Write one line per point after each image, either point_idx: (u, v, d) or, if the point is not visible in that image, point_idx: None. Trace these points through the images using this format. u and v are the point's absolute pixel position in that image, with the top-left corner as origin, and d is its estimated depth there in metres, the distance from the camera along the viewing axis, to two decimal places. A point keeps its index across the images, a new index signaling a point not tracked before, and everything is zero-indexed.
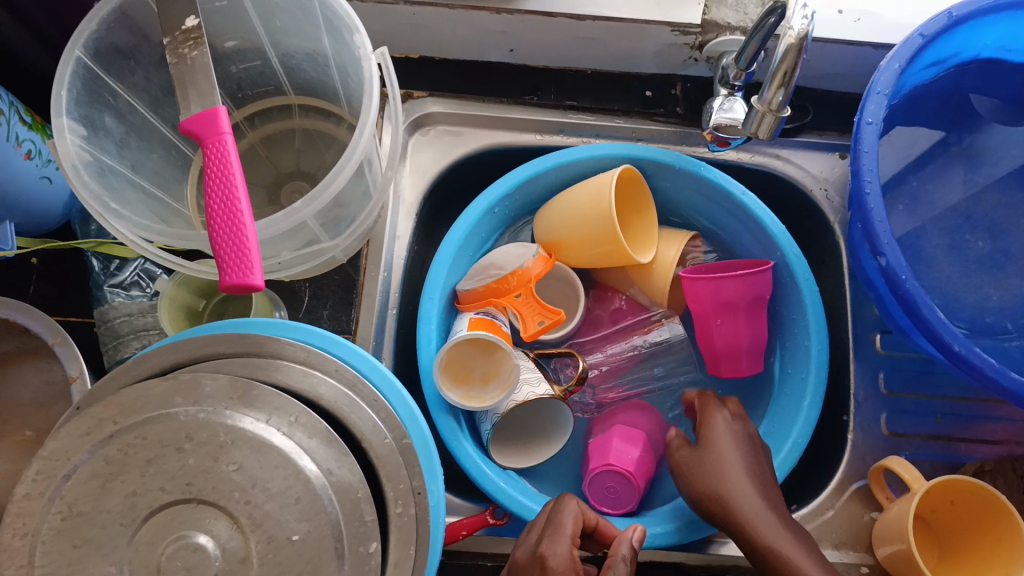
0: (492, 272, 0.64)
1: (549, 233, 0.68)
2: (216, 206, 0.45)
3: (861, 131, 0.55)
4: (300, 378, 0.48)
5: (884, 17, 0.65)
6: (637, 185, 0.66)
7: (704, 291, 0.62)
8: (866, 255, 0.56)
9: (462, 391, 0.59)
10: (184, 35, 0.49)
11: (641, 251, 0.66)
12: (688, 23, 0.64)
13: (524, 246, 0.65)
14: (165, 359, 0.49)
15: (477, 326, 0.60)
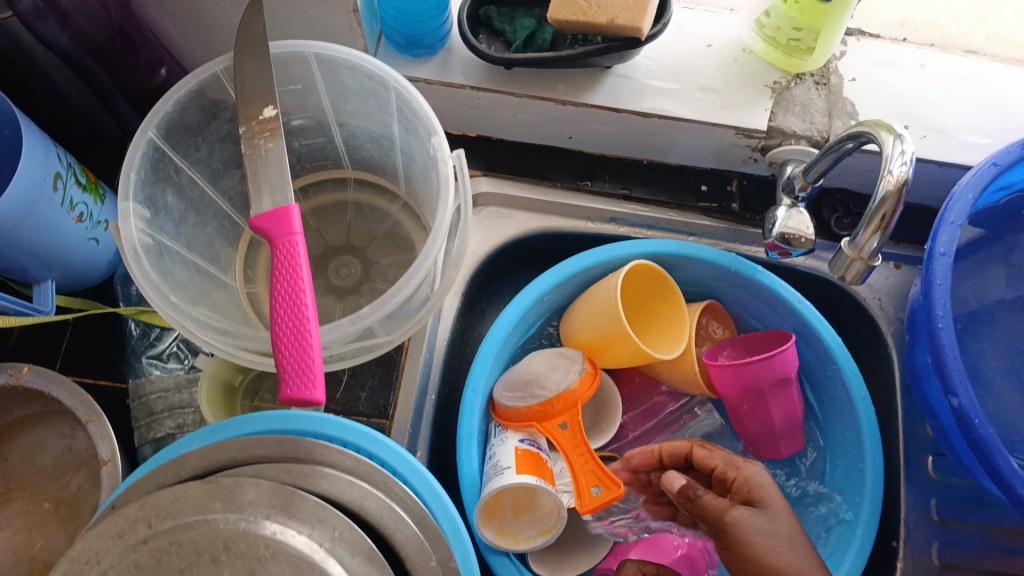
0: (536, 392, 0.60)
1: (586, 339, 0.64)
2: (281, 310, 0.44)
3: (934, 263, 0.55)
4: (344, 488, 0.46)
5: (954, 135, 0.64)
6: (656, 275, 0.64)
7: (729, 377, 0.61)
8: (937, 390, 0.56)
9: (496, 527, 0.57)
10: (262, 125, 0.49)
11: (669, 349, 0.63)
12: (754, 128, 0.63)
13: (568, 357, 0.63)
14: (206, 461, 0.47)
15: (522, 464, 0.56)
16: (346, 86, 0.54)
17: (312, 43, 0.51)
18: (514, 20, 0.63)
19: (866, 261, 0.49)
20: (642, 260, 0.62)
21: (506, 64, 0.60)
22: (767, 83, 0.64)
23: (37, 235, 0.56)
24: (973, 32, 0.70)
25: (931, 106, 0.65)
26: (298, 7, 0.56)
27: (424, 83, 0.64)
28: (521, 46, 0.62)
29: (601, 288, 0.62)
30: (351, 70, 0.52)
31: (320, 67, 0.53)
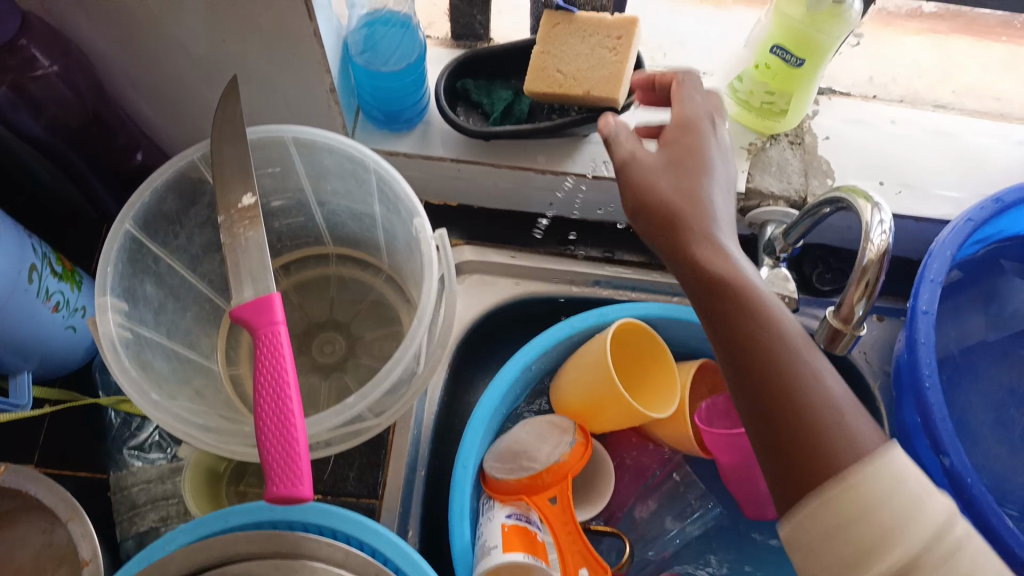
0: (525, 464, 0.59)
1: (577, 406, 0.63)
2: (266, 404, 0.43)
3: (917, 320, 0.55)
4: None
5: (927, 189, 0.65)
6: (646, 333, 0.62)
7: (723, 445, 0.59)
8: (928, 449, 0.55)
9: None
10: (241, 213, 0.48)
11: (662, 406, 0.60)
12: (732, 190, 0.64)
13: (558, 426, 0.61)
14: (192, 557, 0.46)
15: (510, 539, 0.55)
16: (325, 168, 0.54)
17: (291, 127, 0.50)
18: (492, 93, 0.63)
19: (853, 331, 0.47)
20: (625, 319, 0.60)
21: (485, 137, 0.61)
22: (743, 145, 0.65)
23: (13, 328, 0.54)
24: (940, 87, 0.72)
25: (903, 161, 0.66)
26: (275, 89, 0.56)
27: (404, 157, 0.64)
28: (499, 118, 0.62)
29: (590, 351, 0.61)
30: (330, 153, 0.52)
31: (298, 151, 0.53)
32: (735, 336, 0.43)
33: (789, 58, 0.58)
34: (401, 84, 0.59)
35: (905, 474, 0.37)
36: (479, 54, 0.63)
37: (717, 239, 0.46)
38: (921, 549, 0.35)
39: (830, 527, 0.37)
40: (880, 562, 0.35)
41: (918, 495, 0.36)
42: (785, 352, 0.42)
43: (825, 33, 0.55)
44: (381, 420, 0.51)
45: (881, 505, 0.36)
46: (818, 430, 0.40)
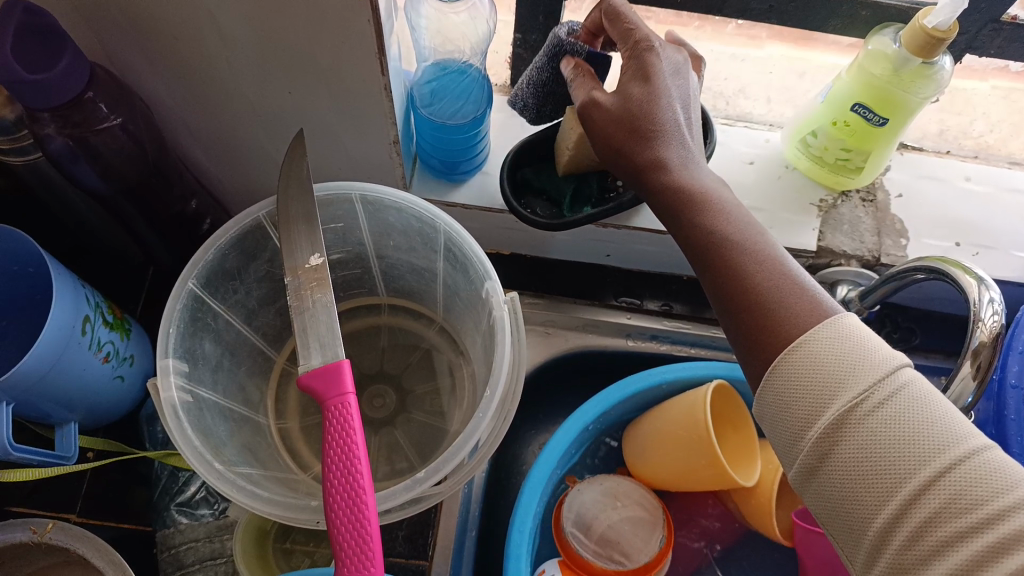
0: (613, 555, 0.61)
1: (654, 469, 0.63)
2: (335, 480, 0.41)
3: (1006, 394, 0.52)
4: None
5: (1005, 251, 0.63)
6: (732, 399, 0.62)
7: (813, 543, 0.58)
8: None
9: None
10: (308, 274, 0.47)
11: (742, 474, 0.60)
12: (803, 248, 0.62)
13: (651, 516, 0.62)
14: None
15: None
16: (391, 224, 0.53)
17: (358, 184, 0.49)
18: (554, 177, 0.61)
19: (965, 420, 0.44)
20: (723, 379, 0.60)
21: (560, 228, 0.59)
22: (813, 202, 0.63)
23: (64, 381, 0.52)
24: (1013, 142, 0.70)
25: (979, 221, 0.64)
26: (338, 139, 0.55)
27: (464, 208, 0.62)
28: (568, 201, 0.60)
29: (673, 412, 0.61)
30: (399, 211, 0.51)
31: (365, 208, 0.52)
32: (693, 247, 0.43)
33: (870, 116, 0.56)
34: (466, 137, 0.57)
35: (851, 342, 0.36)
36: (533, 140, 0.61)
37: (674, 140, 0.45)
38: (854, 404, 0.34)
39: (781, 405, 0.37)
40: (820, 418, 0.35)
41: (861, 350, 0.35)
42: (718, 238, 0.42)
43: (912, 93, 0.52)
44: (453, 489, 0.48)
45: (819, 361, 0.36)
46: (771, 291, 0.39)
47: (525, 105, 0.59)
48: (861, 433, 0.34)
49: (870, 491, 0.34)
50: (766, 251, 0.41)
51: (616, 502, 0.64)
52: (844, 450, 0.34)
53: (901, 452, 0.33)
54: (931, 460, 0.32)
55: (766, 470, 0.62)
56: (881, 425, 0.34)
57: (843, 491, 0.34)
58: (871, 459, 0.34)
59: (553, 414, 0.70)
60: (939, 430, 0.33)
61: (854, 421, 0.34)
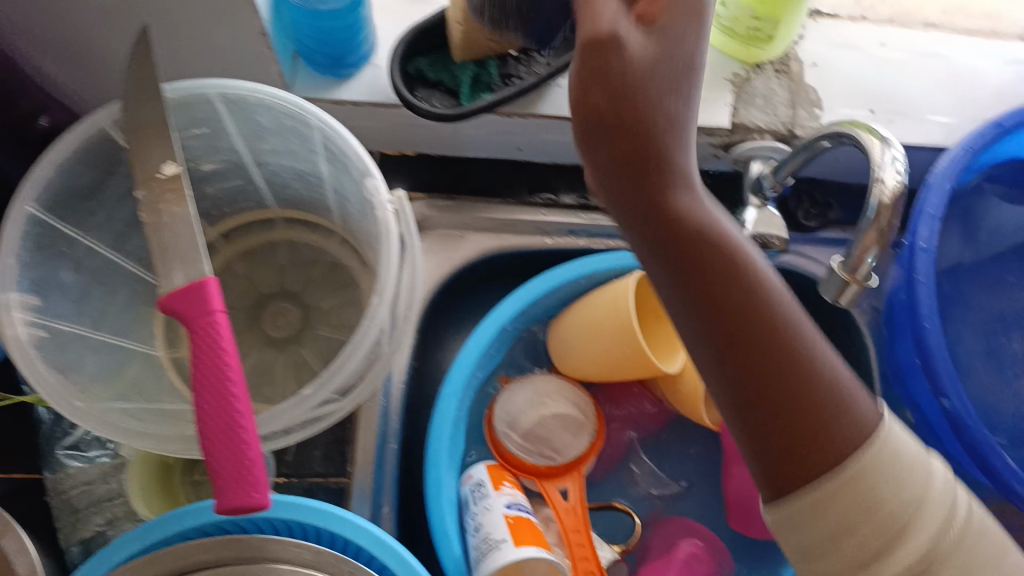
0: (543, 449, 0.60)
1: (578, 363, 0.61)
2: (207, 405, 0.39)
3: (915, 257, 0.53)
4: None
5: (920, 116, 0.61)
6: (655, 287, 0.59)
7: None
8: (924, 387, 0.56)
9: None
10: (162, 184, 0.42)
11: (665, 360, 0.60)
12: (717, 126, 0.58)
13: (581, 412, 0.61)
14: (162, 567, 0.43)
15: (517, 531, 0.53)
16: (261, 125, 0.47)
17: (214, 82, 0.44)
18: (451, 65, 0.55)
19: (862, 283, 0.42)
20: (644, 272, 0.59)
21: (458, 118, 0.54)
22: (726, 76, 0.59)
23: None
24: (930, 4, 0.67)
25: (895, 87, 0.62)
26: (194, 34, 0.49)
27: (353, 106, 0.57)
28: (467, 89, 0.55)
29: (594, 303, 0.59)
30: (265, 108, 0.45)
31: (228, 109, 0.46)
32: (700, 290, 0.37)
33: None
34: (346, 24, 0.52)
35: (892, 465, 0.37)
36: (426, 27, 0.55)
37: (679, 127, 0.36)
38: (910, 518, 0.36)
39: (820, 459, 0.37)
40: (867, 526, 0.36)
41: (919, 471, 0.37)
42: (735, 272, 0.37)
43: None
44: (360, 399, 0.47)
45: (880, 487, 0.36)
46: (811, 388, 0.38)
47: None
48: (885, 508, 0.36)
49: (874, 546, 0.36)
50: (773, 284, 0.38)
51: (547, 400, 0.61)
52: (862, 529, 0.36)
53: (924, 526, 0.36)
54: (944, 527, 0.36)
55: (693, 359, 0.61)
56: (920, 517, 0.36)
57: (857, 540, 0.36)
58: (890, 519, 0.36)
59: (474, 320, 0.67)
60: (942, 497, 0.37)
61: (903, 531, 0.36)
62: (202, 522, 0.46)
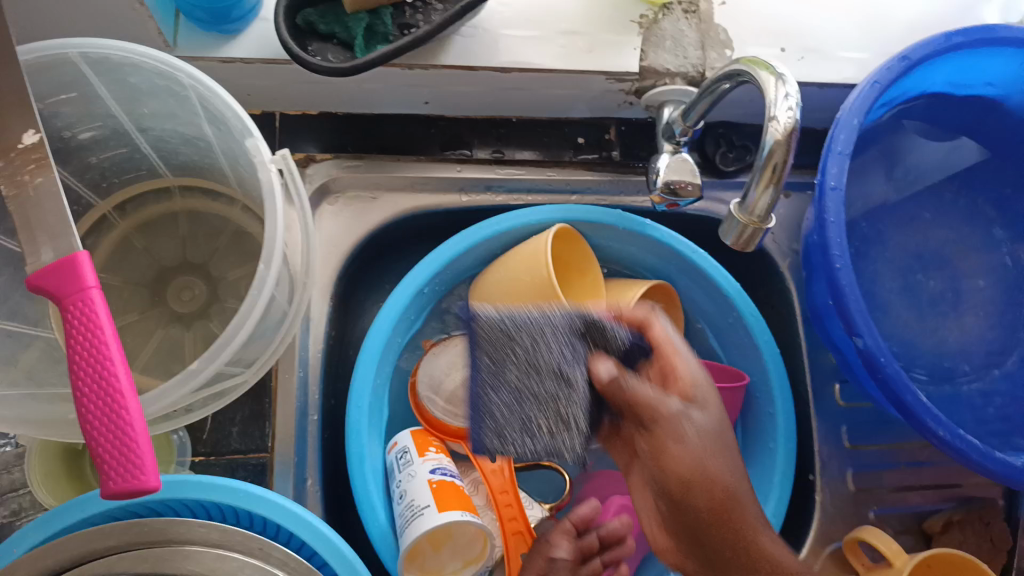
0: (468, 411, 0.59)
1: None
2: (86, 386, 0.37)
3: (825, 197, 0.53)
4: (215, 564, 0.42)
5: (831, 53, 0.61)
6: (573, 240, 0.60)
7: None
8: (833, 325, 0.55)
9: (418, 569, 0.53)
10: (23, 155, 0.39)
11: None
12: (625, 71, 0.57)
13: None
14: (59, 561, 0.41)
15: (443, 496, 0.52)
16: (135, 85, 0.44)
17: (74, 40, 0.41)
18: (343, 15, 0.52)
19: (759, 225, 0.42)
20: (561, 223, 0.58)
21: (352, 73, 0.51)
22: (633, 19, 0.58)
23: None
24: None
25: (806, 23, 0.61)
26: None
27: (245, 63, 0.54)
28: (362, 42, 0.52)
29: (512, 260, 0.58)
30: (134, 68, 0.43)
31: (95, 69, 0.43)
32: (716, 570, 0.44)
33: None
34: None
35: None
36: None
37: (674, 433, 0.44)
38: None
39: None
40: None
41: None
42: (734, 497, 0.44)
43: None
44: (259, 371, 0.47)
45: None
46: None
47: (562, 440, 0.44)
48: None
49: None
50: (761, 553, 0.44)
51: None
52: None
53: None
54: None
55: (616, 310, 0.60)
56: None
57: None
58: None
59: (395, 283, 0.66)
60: None
61: None
62: (110, 510, 0.45)
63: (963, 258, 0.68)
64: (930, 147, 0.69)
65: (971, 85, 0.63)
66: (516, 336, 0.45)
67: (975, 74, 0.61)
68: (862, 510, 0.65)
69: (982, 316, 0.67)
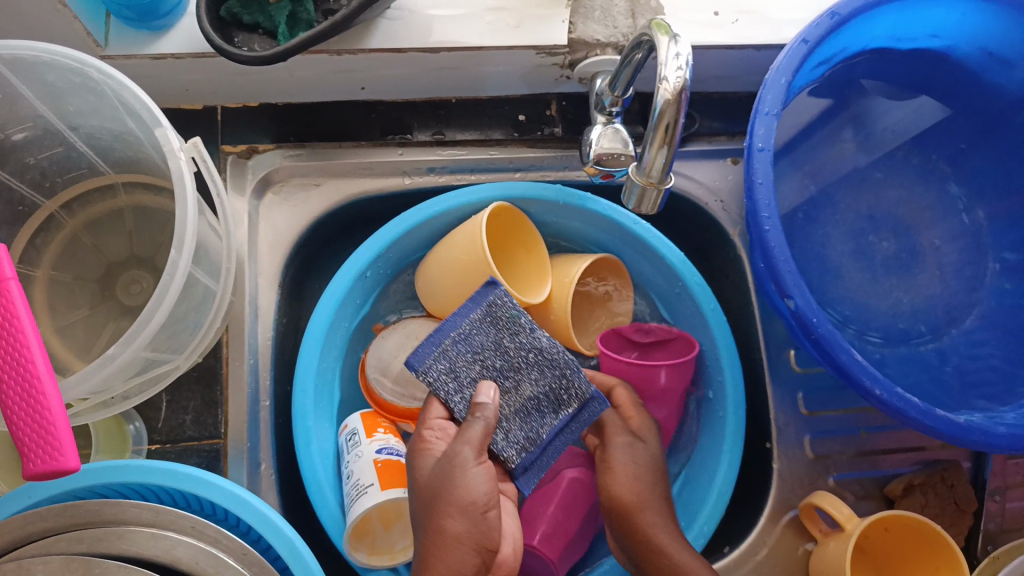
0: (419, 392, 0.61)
1: (440, 303, 0.61)
2: (6, 373, 0.39)
3: (753, 160, 0.53)
4: (149, 543, 0.43)
5: (765, 15, 0.60)
6: (516, 218, 0.60)
7: (621, 371, 0.61)
8: (770, 291, 0.55)
9: (368, 547, 0.55)
10: None
11: (532, 292, 0.60)
12: (555, 44, 0.57)
13: None
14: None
15: (386, 476, 0.54)
16: (53, 84, 0.47)
17: None
18: (265, 5, 0.53)
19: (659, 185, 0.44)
20: (501, 200, 0.59)
21: (274, 62, 0.52)
22: None
23: None
24: None
25: None
26: None
27: (176, 58, 0.55)
28: (284, 30, 0.53)
29: (452, 240, 0.58)
30: (47, 65, 0.45)
31: (13, 69, 0.45)
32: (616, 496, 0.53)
33: None
34: None
35: None
36: None
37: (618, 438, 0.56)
38: None
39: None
40: None
41: None
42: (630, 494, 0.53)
43: None
44: (187, 356, 0.49)
45: None
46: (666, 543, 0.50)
47: (504, 439, 0.49)
48: None
49: None
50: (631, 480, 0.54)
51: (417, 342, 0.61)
52: None
53: None
54: None
55: (560, 285, 0.60)
56: None
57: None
58: None
59: None
60: None
61: None
62: (55, 495, 0.47)
63: (918, 220, 0.69)
64: (887, 105, 0.68)
65: (915, 37, 0.62)
66: (515, 336, 0.50)
67: (918, 28, 0.60)
68: (821, 477, 0.65)
69: (937, 275, 0.67)
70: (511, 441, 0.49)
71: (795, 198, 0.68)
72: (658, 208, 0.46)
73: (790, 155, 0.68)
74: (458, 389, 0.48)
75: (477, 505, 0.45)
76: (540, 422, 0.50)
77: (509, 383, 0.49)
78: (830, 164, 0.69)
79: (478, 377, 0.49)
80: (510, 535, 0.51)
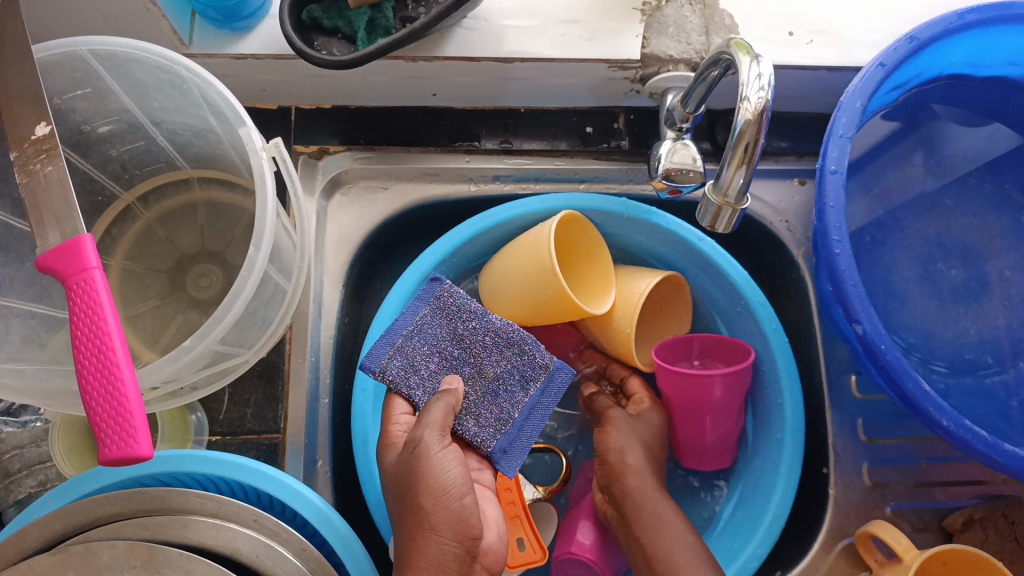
0: None
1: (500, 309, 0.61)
2: (86, 360, 0.40)
3: (824, 181, 0.52)
4: (211, 532, 0.44)
5: (840, 35, 0.59)
6: (580, 228, 0.60)
7: (676, 381, 0.61)
8: (835, 313, 0.54)
9: None
10: (35, 145, 0.43)
11: (594, 303, 0.60)
12: (627, 59, 0.58)
13: None
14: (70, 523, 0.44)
15: None
16: (140, 81, 0.48)
17: (82, 38, 0.45)
18: (345, 10, 0.54)
19: (737, 205, 0.43)
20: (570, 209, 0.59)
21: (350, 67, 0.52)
22: (636, 6, 0.58)
23: None
24: None
25: (815, 7, 0.60)
26: None
27: (253, 59, 0.56)
28: (362, 36, 0.54)
29: (516, 247, 0.59)
30: (137, 62, 0.46)
31: (106, 65, 0.47)
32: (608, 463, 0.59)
33: None
34: None
35: None
36: None
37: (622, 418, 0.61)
38: None
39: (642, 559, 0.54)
40: None
41: None
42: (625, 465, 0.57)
43: None
44: (253, 352, 0.50)
45: None
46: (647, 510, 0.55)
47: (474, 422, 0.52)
48: None
49: None
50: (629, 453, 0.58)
51: None
52: None
53: None
54: None
55: (623, 297, 0.60)
56: None
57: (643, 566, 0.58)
58: None
59: None
60: None
61: None
62: (121, 481, 0.48)
63: (990, 248, 0.66)
64: (961, 131, 0.67)
65: (993, 65, 0.62)
66: (466, 322, 0.54)
67: (995, 53, 0.60)
68: (877, 507, 0.63)
69: (1011, 305, 0.64)
70: (481, 424, 0.52)
71: (861, 219, 0.66)
72: (733, 229, 0.46)
73: (858, 178, 0.67)
74: (420, 382, 0.52)
75: (454, 491, 0.45)
76: (507, 400, 0.53)
77: (470, 368, 0.53)
78: (903, 186, 0.67)
79: (439, 368, 0.53)
80: (493, 520, 0.51)
